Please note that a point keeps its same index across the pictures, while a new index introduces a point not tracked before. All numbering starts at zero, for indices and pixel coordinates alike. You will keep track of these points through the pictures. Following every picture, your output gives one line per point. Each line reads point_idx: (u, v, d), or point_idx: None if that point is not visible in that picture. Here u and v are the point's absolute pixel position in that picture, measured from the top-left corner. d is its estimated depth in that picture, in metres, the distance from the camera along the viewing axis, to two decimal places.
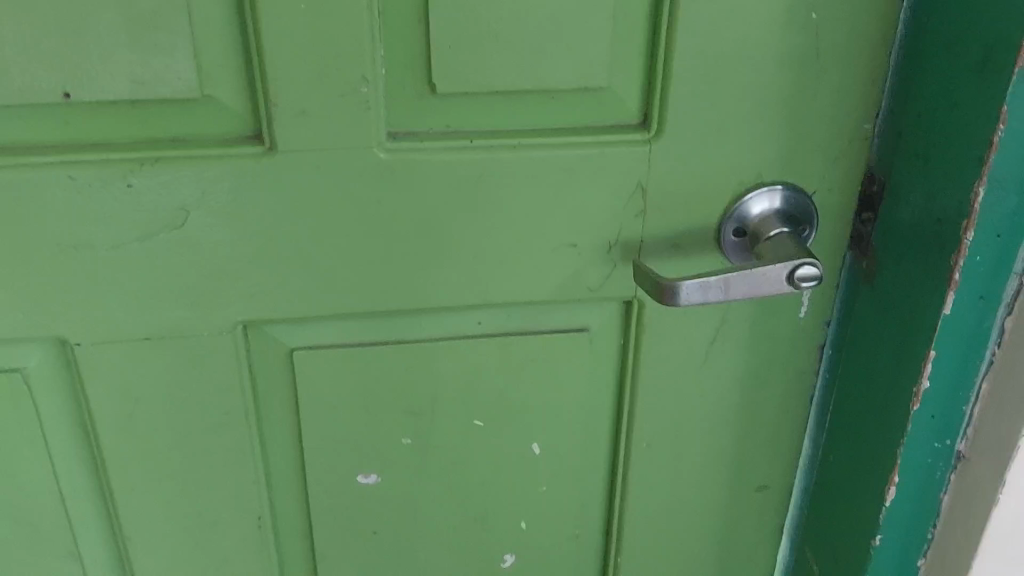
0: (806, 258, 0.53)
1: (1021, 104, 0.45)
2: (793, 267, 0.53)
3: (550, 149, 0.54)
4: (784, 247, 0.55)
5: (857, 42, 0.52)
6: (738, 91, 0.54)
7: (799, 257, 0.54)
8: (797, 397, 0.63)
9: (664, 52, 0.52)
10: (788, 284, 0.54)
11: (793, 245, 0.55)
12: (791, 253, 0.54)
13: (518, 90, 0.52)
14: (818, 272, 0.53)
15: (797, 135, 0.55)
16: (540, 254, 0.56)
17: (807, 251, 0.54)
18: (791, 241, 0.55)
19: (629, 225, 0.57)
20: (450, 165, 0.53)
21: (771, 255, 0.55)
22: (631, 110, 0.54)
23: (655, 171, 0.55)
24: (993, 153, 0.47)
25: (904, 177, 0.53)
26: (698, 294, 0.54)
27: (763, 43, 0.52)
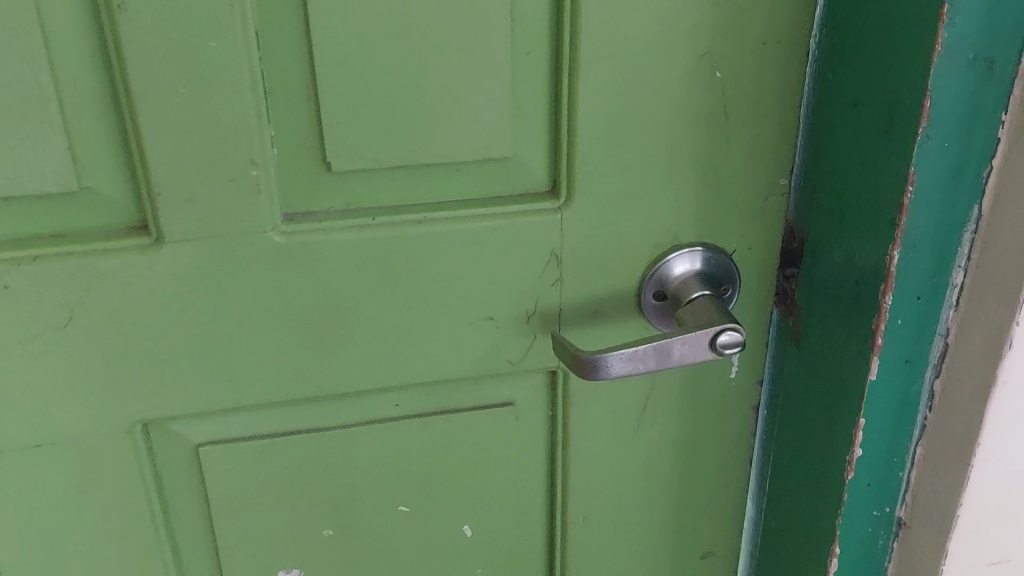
0: (728, 322, 0.51)
1: (929, 164, 0.43)
2: (719, 331, 0.51)
3: (456, 223, 0.52)
4: (706, 311, 0.53)
5: (763, 101, 0.51)
6: (649, 154, 0.52)
7: (720, 321, 0.52)
8: (734, 455, 0.64)
9: (567, 117, 0.50)
10: (710, 349, 0.52)
11: (715, 309, 0.53)
12: (712, 318, 0.52)
13: (420, 165, 0.50)
14: (739, 336, 0.51)
15: (711, 196, 0.54)
16: (454, 328, 0.55)
17: (731, 314, 0.53)
18: (714, 305, 0.53)
19: (546, 295, 0.55)
20: (353, 245, 0.51)
21: (694, 321, 0.53)
22: (540, 177, 0.53)
23: (568, 239, 0.54)
24: (905, 216, 0.44)
25: (823, 235, 0.52)
26: (625, 363, 0.52)
27: (669, 104, 0.51)
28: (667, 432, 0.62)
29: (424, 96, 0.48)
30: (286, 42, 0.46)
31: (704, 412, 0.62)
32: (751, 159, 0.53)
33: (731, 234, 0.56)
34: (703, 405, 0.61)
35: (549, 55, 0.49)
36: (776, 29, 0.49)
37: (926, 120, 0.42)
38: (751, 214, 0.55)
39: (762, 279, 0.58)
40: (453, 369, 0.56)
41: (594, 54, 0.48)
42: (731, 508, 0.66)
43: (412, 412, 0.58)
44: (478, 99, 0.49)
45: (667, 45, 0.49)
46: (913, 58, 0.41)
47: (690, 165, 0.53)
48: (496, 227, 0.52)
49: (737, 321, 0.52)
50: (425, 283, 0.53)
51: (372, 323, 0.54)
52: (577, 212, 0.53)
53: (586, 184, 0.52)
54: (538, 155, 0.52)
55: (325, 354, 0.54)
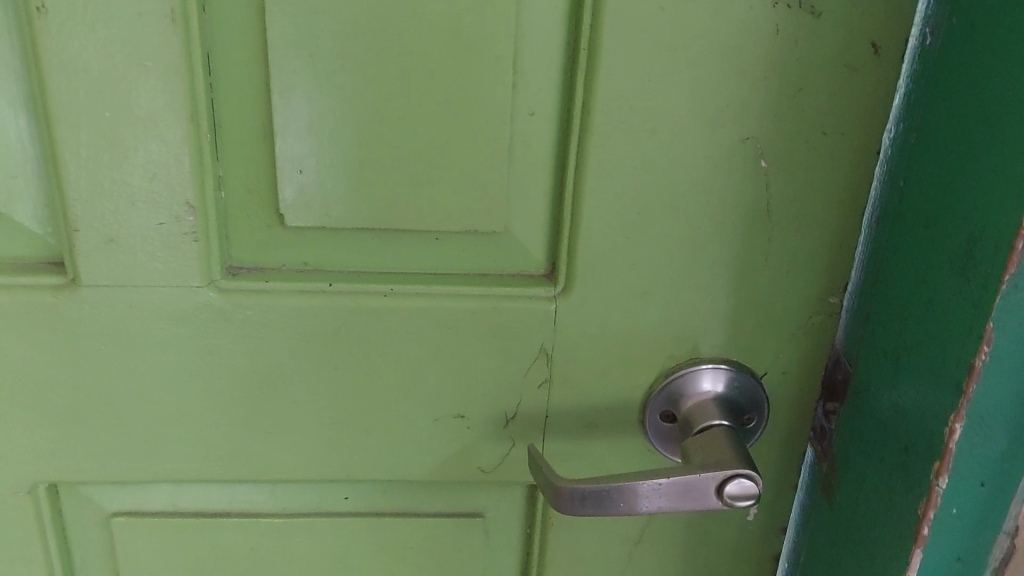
0: (743, 468, 0.42)
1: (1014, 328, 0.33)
2: (732, 479, 0.41)
3: (429, 301, 0.43)
4: (719, 447, 0.43)
5: (815, 202, 0.42)
6: (669, 248, 0.43)
7: (732, 465, 0.42)
8: None
9: (573, 193, 0.42)
10: (716, 498, 0.42)
11: (730, 447, 0.43)
12: (724, 458, 0.42)
13: (391, 229, 0.42)
14: (753, 487, 0.41)
15: (741, 307, 0.45)
16: (419, 422, 0.47)
17: (749, 458, 0.43)
18: (731, 442, 0.44)
19: (531, 397, 0.47)
20: (304, 314, 0.43)
21: (703, 457, 0.43)
22: (536, 258, 0.44)
23: (563, 336, 0.45)
24: (973, 384, 0.34)
25: (870, 378, 0.42)
26: (627, 501, 0.43)
27: (699, 193, 0.42)
28: (657, 567, 0.53)
29: (403, 151, 0.40)
30: (240, 69, 0.38)
31: (705, 550, 0.52)
32: (794, 269, 0.44)
33: (761, 352, 0.47)
34: (706, 542, 0.52)
35: (558, 118, 0.41)
36: (838, 118, 0.40)
37: (1014, 267, 0.32)
38: (788, 332, 0.46)
39: (794, 408, 0.48)
40: (411, 465, 0.48)
41: (611, 124, 0.40)
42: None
43: (363, 510, 0.51)
44: (467, 160, 0.41)
45: (702, 123, 0.40)
46: (1006, 186, 0.32)
47: (718, 267, 0.44)
48: (478, 311, 0.44)
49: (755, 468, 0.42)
50: (385, 365, 0.45)
51: (320, 403, 0.46)
52: (576, 307, 0.44)
53: (589, 276, 0.44)
54: (536, 233, 0.44)
55: (264, 432, 0.46)
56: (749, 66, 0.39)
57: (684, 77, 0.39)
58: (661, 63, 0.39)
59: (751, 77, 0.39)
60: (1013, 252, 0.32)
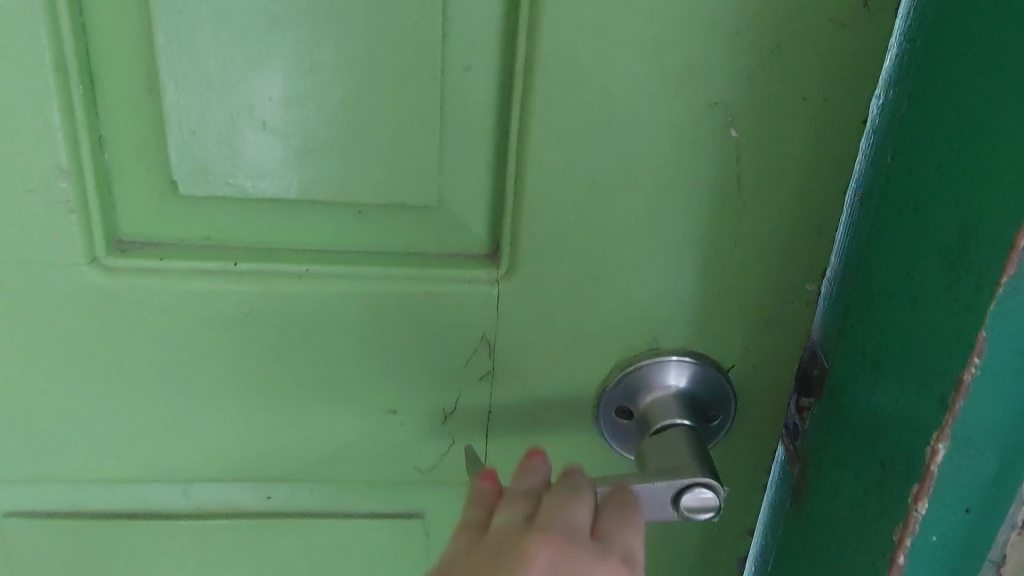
0: (700, 476, 0.37)
1: (1011, 336, 0.28)
2: (686, 485, 0.36)
3: (350, 284, 0.38)
4: (677, 452, 0.38)
5: (792, 176, 0.37)
6: (625, 226, 0.38)
7: (689, 472, 0.37)
8: None
9: (515, 162, 0.36)
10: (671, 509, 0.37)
11: (687, 451, 0.38)
12: (680, 464, 0.37)
13: (306, 202, 0.37)
14: (713, 497, 0.36)
15: (707, 293, 0.40)
16: (344, 416, 0.42)
17: (710, 465, 0.38)
18: (690, 446, 0.39)
19: (471, 391, 0.42)
20: (207, 296, 0.38)
21: (658, 465, 0.38)
22: (476, 236, 0.39)
23: (505, 324, 0.40)
24: (961, 400, 0.29)
25: (848, 378, 0.38)
26: None
27: (659, 164, 0.36)
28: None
29: (313, 110, 0.34)
30: (116, 11, 0.32)
31: (663, 552, 0.48)
32: (768, 252, 0.39)
33: (730, 343, 0.42)
34: (664, 543, 0.48)
35: (499, 76, 0.35)
36: (822, 81, 0.35)
37: (1014, 267, 0.26)
38: (761, 321, 0.41)
39: (767, 404, 0.43)
40: (337, 462, 0.43)
41: (558, 84, 0.34)
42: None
43: (289, 509, 0.45)
44: (392, 123, 0.35)
45: (664, 84, 0.35)
46: (1008, 167, 0.26)
47: (681, 249, 0.39)
48: (406, 294, 0.39)
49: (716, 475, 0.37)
50: (304, 353, 0.40)
51: (232, 396, 0.41)
52: (521, 293, 0.39)
53: (536, 258, 0.38)
54: (476, 208, 0.38)
55: (168, 427, 0.41)
56: (721, 18, 0.33)
57: (644, 30, 0.33)
58: (618, 13, 0.33)
59: (723, 31, 0.33)
60: (1013, 247, 0.26)
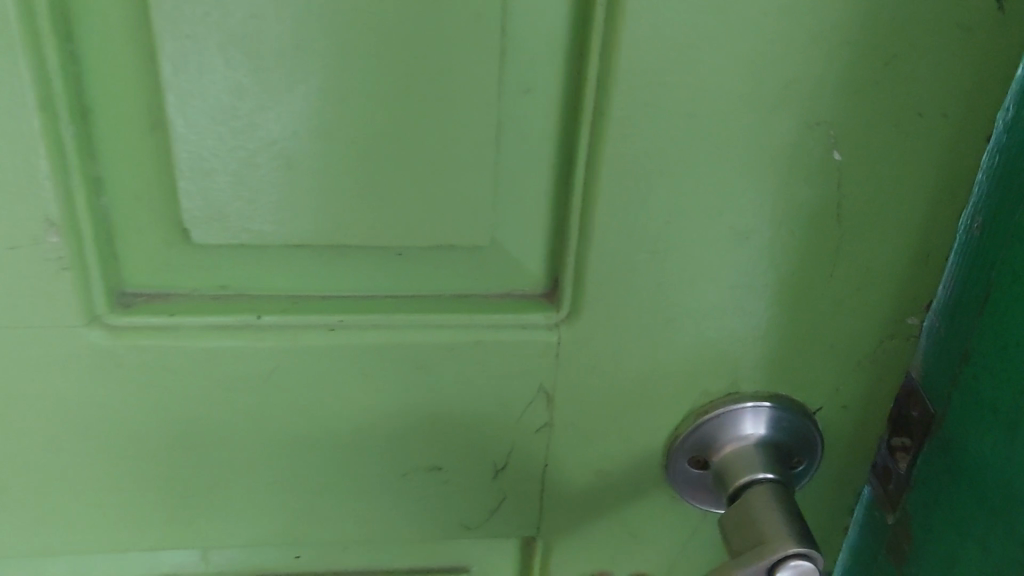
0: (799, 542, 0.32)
1: None
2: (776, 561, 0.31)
3: (389, 334, 0.33)
4: (766, 517, 0.33)
5: (902, 201, 0.32)
6: (705, 263, 0.33)
7: (783, 536, 0.32)
8: None
9: (580, 195, 0.31)
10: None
11: (779, 511, 0.33)
12: (774, 530, 0.32)
13: (337, 245, 0.32)
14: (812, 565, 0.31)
15: (796, 332, 0.35)
16: (382, 473, 0.37)
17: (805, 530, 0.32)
18: (779, 511, 0.33)
19: (526, 444, 0.37)
20: (226, 355, 0.33)
21: (745, 542, 0.33)
22: (531, 275, 0.34)
23: (566, 373, 0.35)
24: None
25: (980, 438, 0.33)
26: None
27: (747, 192, 0.31)
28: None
29: (345, 143, 0.29)
30: (111, 36, 0.27)
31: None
32: (866, 286, 0.34)
33: (818, 385, 0.37)
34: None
35: (561, 95, 0.30)
36: (942, 93, 0.30)
37: None
38: (854, 360, 0.36)
39: (853, 445, 0.39)
40: (375, 522, 0.39)
41: (635, 105, 0.29)
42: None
43: (320, 568, 0.41)
44: (437, 153, 0.30)
45: (759, 102, 0.29)
46: None
47: (768, 286, 0.34)
48: (452, 343, 0.34)
49: (811, 543, 0.32)
50: (335, 410, 0.35)
51: (256, 457, 0.36)
52: (584, 339, 0.34)
53: (603, 300, 0.33)
54: (533, 243, 0.33)
55: (183, 492, 0.36)
56: (830, 23, 0.28)
57: (739, 40, 0.28)
58: (709, 20, 0.28)
59: (833, 38, 0.28)
60: None
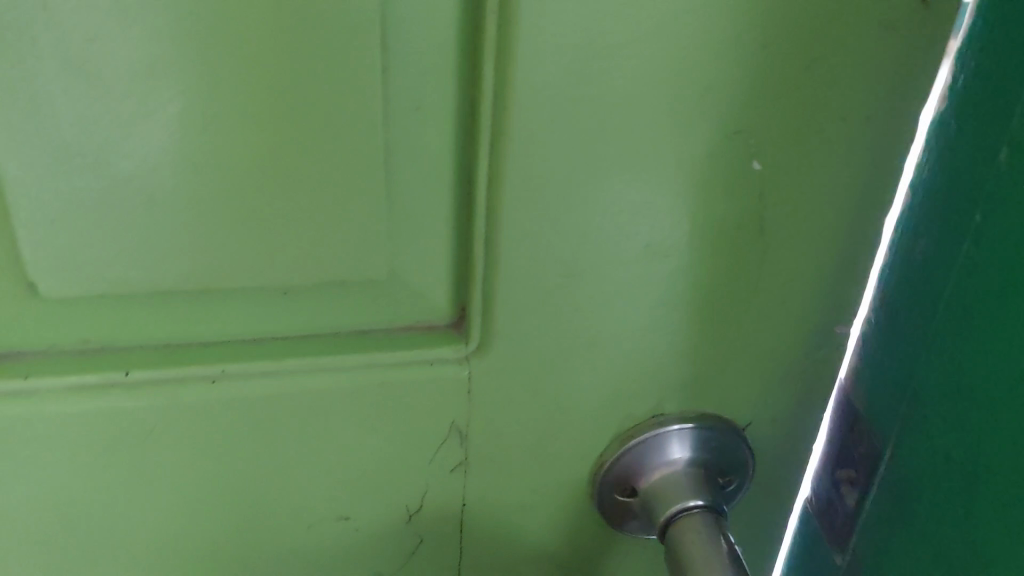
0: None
1: None
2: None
3: (280, 382, 0.30)
4: (693, 550, 0.31)
5: (826, 210, 0.30)
6: (623, 285, 0.30)
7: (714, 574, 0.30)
8: None
9: (483, 220, 0.28)
10: None
11: (708, 541, 0.31)
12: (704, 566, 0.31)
13: (213, 287, 0.28)
14: None
15: (722, 350, 0.33)
16: (284, 529, 0.34)
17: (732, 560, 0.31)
18: (705, 538, 0.32)
19: (440, 485, 0.34)
20: (93, 419, 0.29)
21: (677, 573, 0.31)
22: (435, 307, 0.31)
23: (480, 409, 0.32)
24: None
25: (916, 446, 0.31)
26: None
27: (663, 208, 0.29)
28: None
29: (212, 173, 0.26)
30: None
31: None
32: (795, 297, 0.32)
33: (749, 400, 0.35)
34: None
35: (454, 113, 0.27)
36: (864, 94, 0.28)
37: None
38: (786, 374, 0.34)
39: (787, 454, 0.37)
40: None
41: (536, 122, 0.26)
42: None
43: None
44: (320, 180, 0.27)
45: (670, 113, 0.27)
46: None
47: (692, 301, 0.31)
48: (352, 386, 0.31)
49: (739, 573, 0.30)
50: (228, 465, 0.31)
51: (139, 524, 0.32)
52: (498, 373, 0.31)
53: (514, 330, 0.30)
54: (436, 272, 0.30)
55: (60, 566, 0.33)
56: (744, 25, 0.26)
57: (649, 46, 0.25)
58: (614, 26, 0.25)
59: (750, 42, 0.26)
60: None
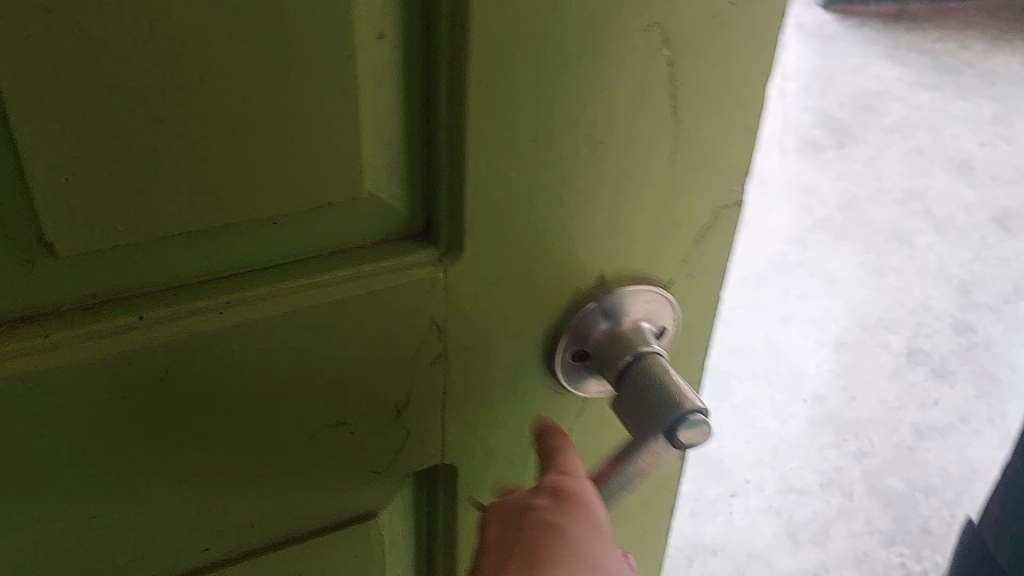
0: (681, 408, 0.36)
1: None
2: (676, 440, 0.36)
3: (278, 302, 0.34)
4: (647, 391, 0.37)
5: (723, 84, 0.36)
6: (566, 175, 0.35)
7: (670, 407, 0.36)
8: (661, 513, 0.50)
9: (443, 129, 0.33)
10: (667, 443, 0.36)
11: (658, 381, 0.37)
12: (660, 401, 0.36)
13: (211, 227, 0.31)
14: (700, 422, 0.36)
15: (649, 221, 0.38)
16: (289, 442, 0.37)
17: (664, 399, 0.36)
18: (637, 390, 0.37)
19: (423, 378, 0.38)
20: (115, 360, 0.32)
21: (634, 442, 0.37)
22: (404, 217, 0.35)
23: (455, 304, 0.36)
24: None
25: None
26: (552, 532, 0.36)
27: (596, 101, 0.34)
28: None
29: (208, 121, 0.29)
30: None
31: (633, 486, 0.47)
32: (699, 168, 0.38)
33: (670, 265, 0.40)
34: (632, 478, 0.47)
35: (406, 38, 0.31)
36: None
37: None
38: (696, 234, 0.40)
39: (703, 309, 0.43)
40: (288, 490, 0.39)
41: (486, 37, 0.31)
42: (655, 574, 0.53)
43: (233, 554, 0.40)
44: (300, 119, 0.30)
45: (596, 15, 0.32)
46: None
47: (620, 185, 0.36)
48: (343, 298, 0.34)
49: (681, 400, 0.36)
50: (239, 389, 0.35)
51: (158, 456, 0.35)
52: (466, 270, 0.36)
53: (478, 229, 0.35)
54: (402, 184, 0.34)
55: (85, 512, 0.35)
56: None
57: None
58: None
59: None
60: None
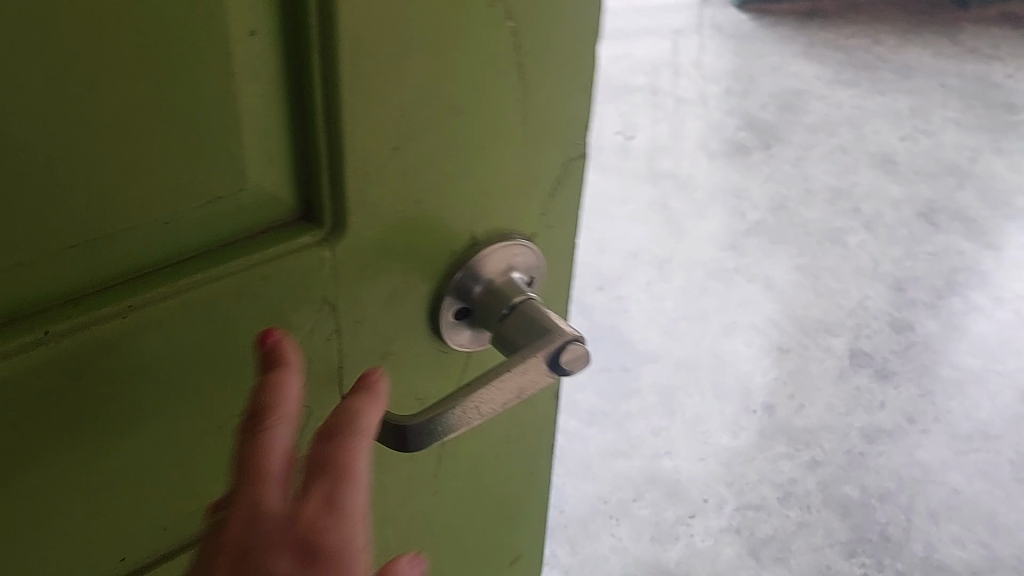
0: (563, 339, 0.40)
1: None
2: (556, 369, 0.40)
3: (178, 302, 0.34)
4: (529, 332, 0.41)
5: (557, 44, 0.40)
6: (431, 146, 0.38)
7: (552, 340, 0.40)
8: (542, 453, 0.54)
9: (316, 113, 0.34)
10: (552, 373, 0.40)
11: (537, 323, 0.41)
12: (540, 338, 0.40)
13: (102, 238, 0.31)
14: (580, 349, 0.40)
15: (507, 181, 0.42)
16: (195, 430, 0.39)
17: (487, 388, 0.39)
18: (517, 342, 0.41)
19: (318, 353, 0.41)
20: (19, 381, 0.32)
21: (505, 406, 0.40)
22: (287, 203, 0.36)
23: (343, 279, 0.39)
24: None
25: None
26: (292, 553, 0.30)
27: (451, 73, 0.37)
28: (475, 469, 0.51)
29: (86, 130, 0.29)
30: None
31: (515, 433, 0.51)
32: (548, 127, 0.42)
33: (530, 219, 0.45)
34: (513, 425, 0.51)
35: (273, 31, 0.33)
36: None
37: None
38: (549, 185, 0.45)
39: (559, 257, 0.48)
40: (198, 478, 0.41)
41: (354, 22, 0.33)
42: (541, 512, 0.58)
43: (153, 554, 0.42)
44: (177, 119, 0.31)
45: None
46: None
47: (484, 150, 0.40)
48: (241, 289, 0.36)
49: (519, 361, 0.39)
50: (144, 386, 0.36)
51: (71, 464, 0.36)
52: (351, 247, 0.38)
53: (360, 208, 0.37)
54: (282, 172, 0.36)
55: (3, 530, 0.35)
56: None
57: None
58: None
59: None
60: None
